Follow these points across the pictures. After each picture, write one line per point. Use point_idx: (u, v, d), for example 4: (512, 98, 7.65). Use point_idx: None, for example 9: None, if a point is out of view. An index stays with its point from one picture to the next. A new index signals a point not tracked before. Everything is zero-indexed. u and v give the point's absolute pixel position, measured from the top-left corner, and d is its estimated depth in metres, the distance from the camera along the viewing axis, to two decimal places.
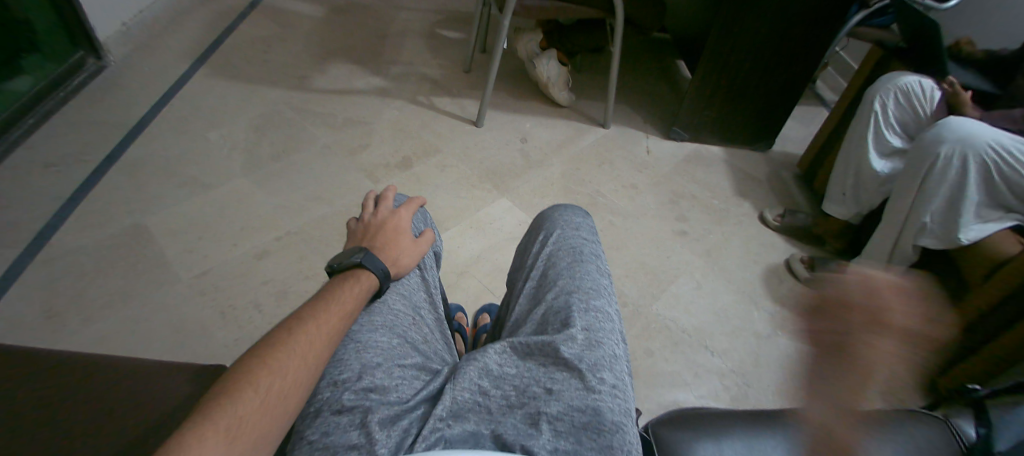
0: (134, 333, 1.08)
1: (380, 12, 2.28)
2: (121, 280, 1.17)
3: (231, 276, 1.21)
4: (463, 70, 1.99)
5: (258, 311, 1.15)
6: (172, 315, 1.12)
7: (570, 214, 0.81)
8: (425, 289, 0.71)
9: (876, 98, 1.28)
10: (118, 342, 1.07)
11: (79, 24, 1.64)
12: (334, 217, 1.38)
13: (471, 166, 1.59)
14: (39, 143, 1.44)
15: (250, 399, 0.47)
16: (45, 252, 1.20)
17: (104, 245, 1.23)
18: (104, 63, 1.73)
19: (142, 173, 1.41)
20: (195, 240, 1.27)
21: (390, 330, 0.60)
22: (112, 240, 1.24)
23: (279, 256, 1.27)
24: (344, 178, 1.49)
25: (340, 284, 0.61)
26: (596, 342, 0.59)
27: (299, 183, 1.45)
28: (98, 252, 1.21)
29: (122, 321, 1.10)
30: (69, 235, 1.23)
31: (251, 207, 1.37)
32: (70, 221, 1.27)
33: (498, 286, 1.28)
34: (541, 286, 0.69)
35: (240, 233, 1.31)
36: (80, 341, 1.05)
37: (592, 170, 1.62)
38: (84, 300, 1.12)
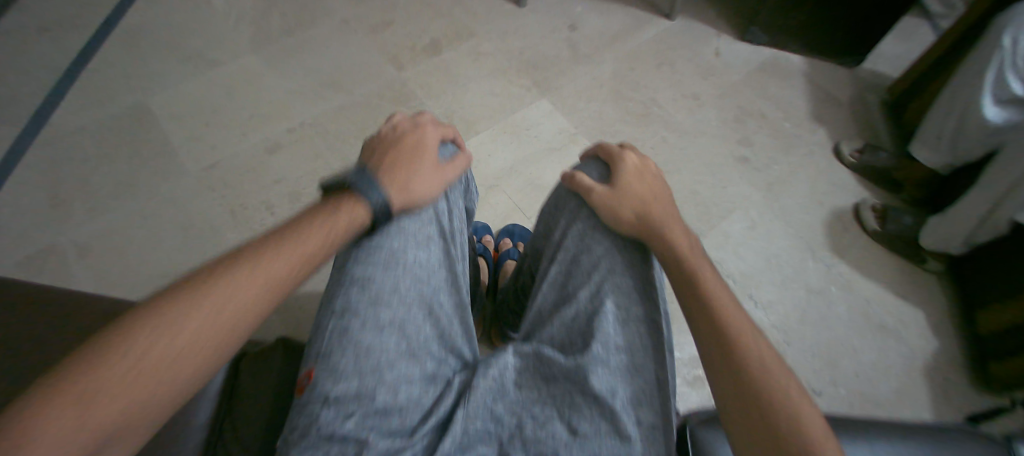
0: (144, 230, 1.03)
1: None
2: (127, 169, 1.08)
3: (241, 172, 1.11)
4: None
5: (271, 214, 1.07)
6: (183, 212, 1.05)
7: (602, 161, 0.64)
8: (446, 262, 0.59)
9: (1008, 33, 1.00)
10: (130, 238, 1.02)
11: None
12: (352, 109, 1.22)
13: (510, 57, 1.37)
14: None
15: (122, 358, 0.41)
16: (46, 132, 1.10)
17: (105, 127, 1.12)
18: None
19: (140, 40, 1.24)
20: (202, 127, 1.15)
21: (397, 328, 0.53)
22: (115, 120, 1.14)
23: (291, 153, 1.15)
24: (364, 62, 1.30)
25: (308, 228, 0.51)
26: (633, 370, 0.53)
27: (313, 65, 1.27)
28: (100, 134, 1.11)
29: (129, 216, 1.04)
30: (68, 113, 1.13)
31: (260, 91, 1.22)
32: (69, 93, 1.15)
33: (530, 205, 1.15)
34: (574, 275, 0.58)
35: (249, 122, 1.17)
36: (91, 234, 1.01)
37: (649, 72, 1.40)
38: (92, 189, 1.05)
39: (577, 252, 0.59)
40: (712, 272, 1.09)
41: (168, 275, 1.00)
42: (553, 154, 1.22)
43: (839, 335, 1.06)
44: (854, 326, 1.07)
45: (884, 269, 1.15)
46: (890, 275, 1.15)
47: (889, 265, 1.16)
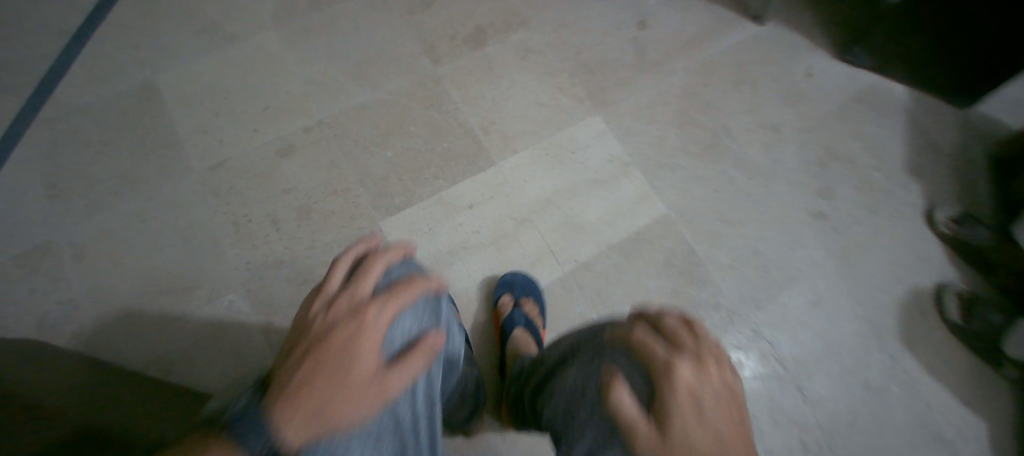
0: (141, 233, 0.96)
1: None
2: (130, 161, 1.00)
3: (251, 177, 1.01)
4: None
5: (277, 231, 0.98)
6: (184, 217, 0.97)
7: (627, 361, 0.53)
8: None
9: None
10: (127, 242, 0.95)
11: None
12: (377, 110, 1.08)
13: (564, 57, 1.18)
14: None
15: None
16: (51, 110, 1.03)
17: (111, 109, 1.04)
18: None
19: (157, 8, 1.14)
20: (211, 116, 1.04)
21: None
22: (120, 101, 1.04)
23: (305, 159, 1.03)
24: (396, 50, 1.13)
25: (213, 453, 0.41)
26: None
27: (340, 49, 1.12)
28: (104, 116, 1.03)
29: (127, 215, 0.97)
30: (75, 89, 1.05)
31: (277, 77, 1.08)
32: (77, 65, 1.07)
33: (564, 248, 1.01)
34: None
35: (262, 114, 1.05)
36: (84, 233, 0.94)
37: (725, 90, 1.19)
38: (91, 180, 0.98)
39: None
40: (765, 356, 0.97)
41: (164, 290, 0.93)
42: (598, 187, 1.07)
43: (891, 445, 0.93)
44: (912, 437, 0.94)
45: (960, 371, 0.99)
46: (966, 379, 0.99)
47: (968, 366, 1.00)
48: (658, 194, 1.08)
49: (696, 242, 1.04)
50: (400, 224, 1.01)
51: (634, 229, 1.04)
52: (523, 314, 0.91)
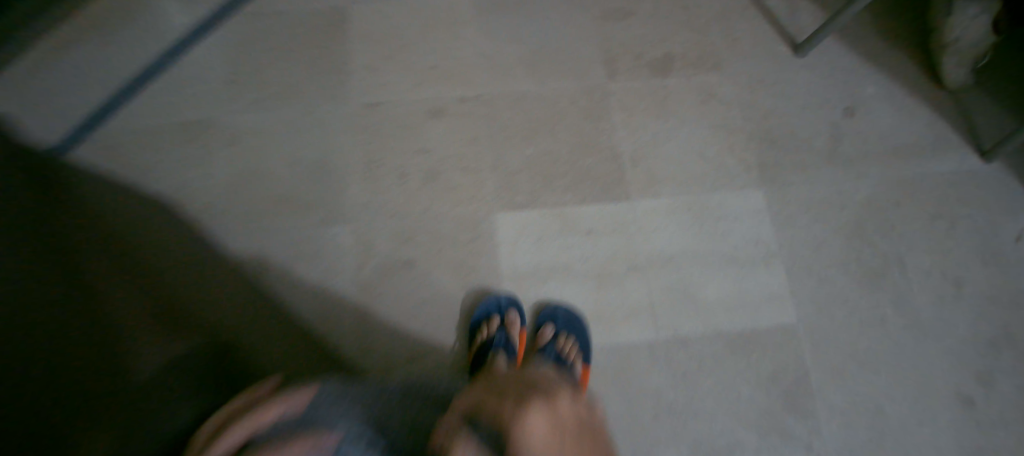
0: (284, 140, 1.06)
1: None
2: (300, 73, 1.11)
3: (391, 125, 1.07)
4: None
5: (398, 182, 1.02)
6: (325, 140, 1.06)
7: None
8: None
9: None
10: (268, 143, 1.06)
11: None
12: (531, 103, 1.07)
13: (745, 115, 1.06)
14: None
15: None
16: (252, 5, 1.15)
17: (300, 21, 1.14)
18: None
19: None
20: (381, 56, 1.12)
21: None
22: (315, 20, 1.15)
23: (445, 127, 1.06)
24: (571, 51, 1.11)
25: None
26: None
27: (522, 33, 1.13)
28: (293, 26, 1.14)
29: (278, 121, 1.07)
30: None
31: (452, 41, 1.13)
32: None
33: (666, 316, 0.94)
34: None
35: (426, 73, 1.11)
36: (240, 123, 1.06)
37: (918, 219, 0.99)
38: (264, 78, 1.10)
39: None
40: None
41: (280, 197, 1.02)
42: (735, 268, 0.97)
43: None
44: None
45: None
46: None
47: None
48: (793, 300, 0.95)
49: (816, 371, 0.92)
50: (513, 228, 0.99)
51: (750, 328, 0.94)
52: (557, 351, 0.87)
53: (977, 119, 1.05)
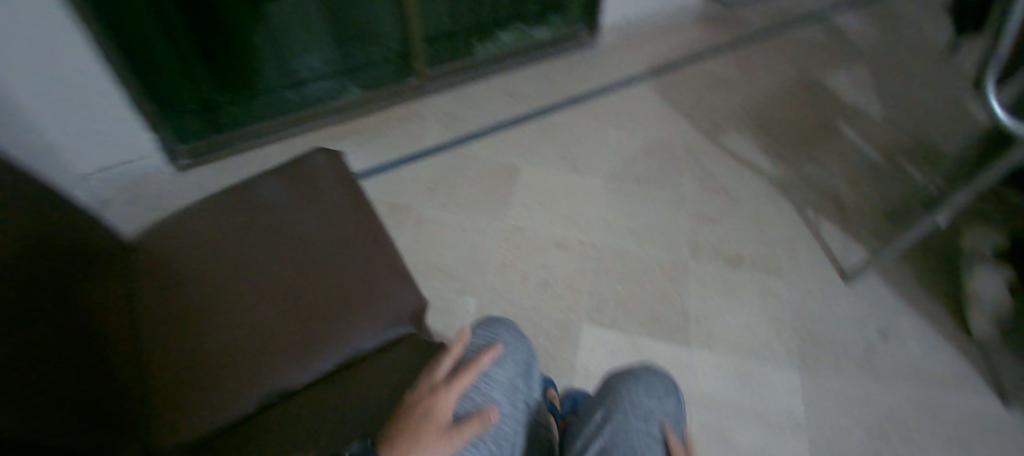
0: (458, 234, 1.58)
1: (861, 98, 1.96)
2: (481, 200, 1.69)
3: (528, 246, 1.55)
4: (885, 212, 1.57)
5: (523, 280, 1.46)
6: (483, 241, 1.56)
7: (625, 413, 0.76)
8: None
9: None
10: (446, 236, 1.58)
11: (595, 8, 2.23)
12: (630, 260, 1.51)
13: (793, 311, 1.35)
14: (522, 89, 2.12)
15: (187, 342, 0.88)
16: (467, 157, 1.84)
17: (492, 173, 1.78)
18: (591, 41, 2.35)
19: (550, 139, 1.89)
20: (536, 203, 1.67)
21: None
22: (501, 174, 1.77)
23: (566, 257, 1.52)
24: (666, 234, 1.56)
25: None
26: None
27: (634, 214, 1.62)
28: (488, 174, 1.77)
29: (458, 222, 1.62)
30: (486, 151, 1.86)
31: (585, 207, 1.65)
32: (493, 144, 1.89)
33: (699, 440, 1.15)
34: None
35: (562, 220, 1.62)
36: (436, 218, 1.63)
37: (930, 434, 1.17)
38: (459, 197, 1.70)
39: None
40: None
41: (441, 268, 1.50)
42: (766, 427, 1.18)
43: None
44: None
45: None
46: None
47: None
48: None
49: None
50: (593, 340, 1.34)
51: None
52: None
53: (1002, 373, 1.25)
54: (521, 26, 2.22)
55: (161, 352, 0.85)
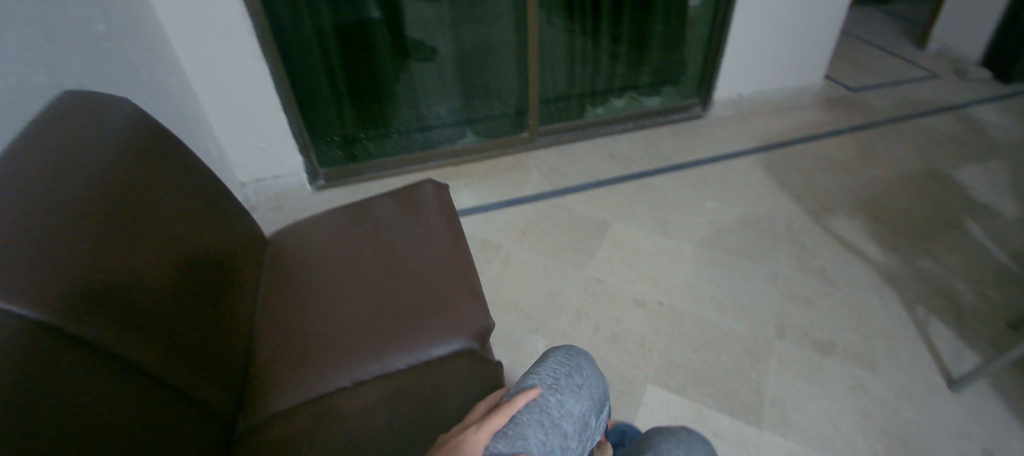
0: (540, 276, 1.68)
1: (995, 196, 1.78)
2: (567, 248, 1.77)
3: (606, 298, 1.59)
4: (1009, 320, 1.39)
5: (594, 329, 1.50)
6: (563, 287, 1.63)
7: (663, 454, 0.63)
8: None
9: None
10: (528, 277, 1.67)
11: (708, 83, 2.32)
12: (708, 327, 1.48)
13: (887, 411, 1.23)
14: (625, 152, 2.22)
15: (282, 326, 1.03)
16: (561, 208, 1.95)
17: (582, 225, 1.86)
18: (701, 114, 2.42)
19: (644, 200, 1.94)
20: (620, 259, 1.72)
21: None
22: (590, 227, 1.85)
23: (641, 314, 1.53)
24: (751, 307, 1.52)
25: None
26: None
27: (719, 283, 1.60)
28: (577, 225, 1.86)
29: (542, 265, 1.71)
30: (580, 204, 1.95)
31: (668, 269, 1.66)
32: (588, 198, 1.99)
33: None
34: None
35: (643, 278, 1.64)
36: (523, 259, 1.75)
37: None
38: (548, 242, 1.80)
39: None
40: None
41: (519, 304, 1.59)
42: None
43: None
44: None
45: None
46: None
47: None
48: None
49: None
50: (658, 401, 1.32)
51: None
52: None
53: None
54: (633, 95, 2.36)
55: (271, 338, 1.00)
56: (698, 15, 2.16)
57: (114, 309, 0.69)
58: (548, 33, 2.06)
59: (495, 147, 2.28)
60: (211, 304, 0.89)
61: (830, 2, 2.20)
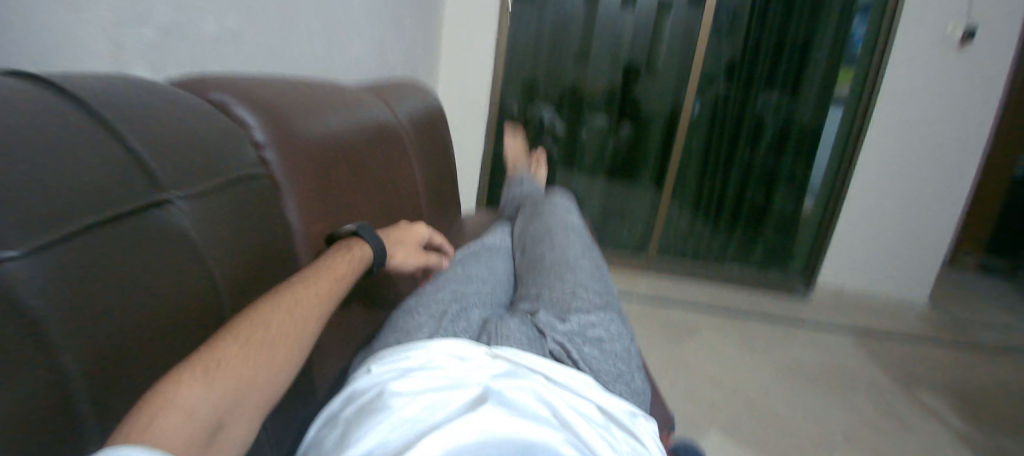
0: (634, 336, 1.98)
1: None
2: (660, 329, 2.08)
3: (686, 367, 1.83)
4: None
5: (673, 381, 1.73)
6: (651, 349, 1.92)
7: (551, 215, 1.30)
8: (481, 269, 1.11)
9: None
10: None
11: (811, 269, 2.86)
12: (780, 413, 1.63)
13: None
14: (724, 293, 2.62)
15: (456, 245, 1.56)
16: (660, 308, 2.30)
17: (677, 322, 2.18)
18: (803, 293, 2.88)
19: (735, 325, 2.23)
20: (706, 349, 1.97)
21: (471, 284, 1.02)
22: (683, 325, 2.16)
23: (717, 385, 1.74)
24: (824, 414, 1.65)
25: (329, 261, 0.75)
26: (534, 270, 1.06)
27: (795, 390, 1.77)
28: (672, 321, 2.18)
29: (637, 331, 2.03)
30: (678, 311, 2.29)
31: (749, 368, 1.88)
32: (684, 310, 2.32)
33: None
34: (533, 251, 1.15)
35: (724, 366, 1.87)
36: None
37: None
38: (643, 321, 2.13)
39: (533, 242, 1.19)
40: None
41: None
42: None
43: None
44: None
45: None
46: None
47: None
48: None
49: None
50: (719, 440, 1.46)
51: None
52: None
53: None
54: (742, 265, 2.97)
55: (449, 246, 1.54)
56: (808, 215, 2.86)
57: (405, 142, 1.32)
58: (674, 211, 2.90)
59: (621, 259, 2.94)
60: (437, 201, 1.53)
61: (914, 238, 2.77)
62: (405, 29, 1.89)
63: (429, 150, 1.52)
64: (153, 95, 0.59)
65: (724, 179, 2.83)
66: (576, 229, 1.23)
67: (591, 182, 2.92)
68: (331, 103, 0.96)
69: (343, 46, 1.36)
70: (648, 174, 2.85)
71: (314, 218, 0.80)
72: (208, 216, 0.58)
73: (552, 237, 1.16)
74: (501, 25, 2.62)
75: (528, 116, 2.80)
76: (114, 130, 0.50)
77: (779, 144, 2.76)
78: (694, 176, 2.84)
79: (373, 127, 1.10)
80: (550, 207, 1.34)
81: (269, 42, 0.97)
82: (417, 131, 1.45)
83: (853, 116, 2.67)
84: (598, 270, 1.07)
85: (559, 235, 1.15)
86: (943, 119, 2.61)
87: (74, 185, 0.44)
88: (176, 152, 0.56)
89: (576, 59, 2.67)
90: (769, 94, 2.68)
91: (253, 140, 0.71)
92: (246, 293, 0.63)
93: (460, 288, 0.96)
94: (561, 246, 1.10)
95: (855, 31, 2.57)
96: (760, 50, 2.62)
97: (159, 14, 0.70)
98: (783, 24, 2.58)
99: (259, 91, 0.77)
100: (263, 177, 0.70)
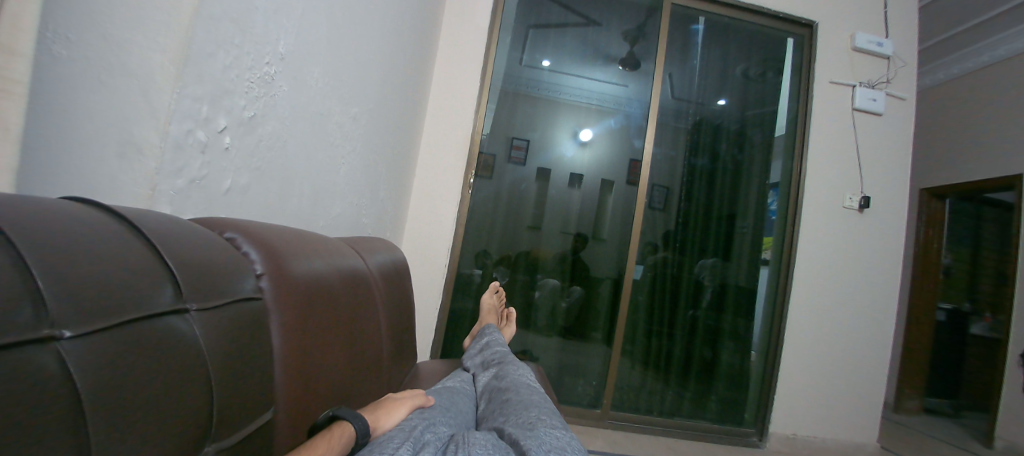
0: None
1: None
2: None
3: None
4: None
5: None
6: None
7: (515, 368, 1.43)
8: (449, 408, 1.17)
9: None
10: None
11: (762, 419, 2.99)
12: None
13: None
14: (682, 449, 2.73)
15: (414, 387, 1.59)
16: None
17: None
18: (759, 444, 2.97)
19: None
20: None
21: (442, 421, 1.07)
22: None
23: None
24: None
25: (314, 444, 0.83)
26: (502, 408, 1.15)
27: None
28: None
29: None
30: None
31: None
32: None
33: None
34: (499, 395, 1.24)
35: None
36: None
37: None
38: None
39: (499, 388, 1.29)
40: None
41: None
42: None
43: None
44: None
45: None
46: None
47: None
48: None
49: None
50: None
51: None
52: None
53: None
54: (696, 419, 3.02)
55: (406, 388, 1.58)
56: (753, 368, 3.06)
57: (375, 288, 1.45)
58: (625, 367, 2.98)
59: (576, 414, 2.91)
60: (398, 344, 1.60)
61: (843, 388, 3.03)
62: (378, 196, 2.14)
63: (394, 297, 1.65)
64: (180, 229, 0.71)
65: (672, 333, 3.03)
66: (536, 381, 1.35)
67: (546, 339, 2.99)
68: (318, 251, 1.11)
69: (322, 208, 1.56)
70: (599, 332, 3.00)
71: (298, 344, 0.88)
72: (213, 324, 0.66)
73: (517, 384, 1.28)
74: (463, 195, 2.89)
75: (484, 278, 2.94)
76: (153, 245, 0.62)
77: (718, 303, 3.08)
78: (643, 334, 3.01)
79: (349, 273, 1.23)
80: (513, 364, 1.47)
81: (265, 200, 1.19)
82: (385, 279, 1.60)
83: (776, 276, 3.08)
84: (557, 411, 1.17)
85: (522, 386, 1.27)
86: (845, 284, 3.08)
87: (124, 282, 0.54)
88: (195, 270, 0.67)
89: (530, 227, 2.98)
90: (705, 260, 3.08)
91: (255, 272, 0.83)
92: (231, 394, 0.66)
93: (430, 424, 1.01)
94: (523, 391, 1.22)
95: (768, 206, 3.14)
96: (689, 224, 3.07)
97: (191, 169, 0.92)
98: (707, 202, 3.08)
99: (263, 235, 0.91)
100: (259, 300, 0.80)
